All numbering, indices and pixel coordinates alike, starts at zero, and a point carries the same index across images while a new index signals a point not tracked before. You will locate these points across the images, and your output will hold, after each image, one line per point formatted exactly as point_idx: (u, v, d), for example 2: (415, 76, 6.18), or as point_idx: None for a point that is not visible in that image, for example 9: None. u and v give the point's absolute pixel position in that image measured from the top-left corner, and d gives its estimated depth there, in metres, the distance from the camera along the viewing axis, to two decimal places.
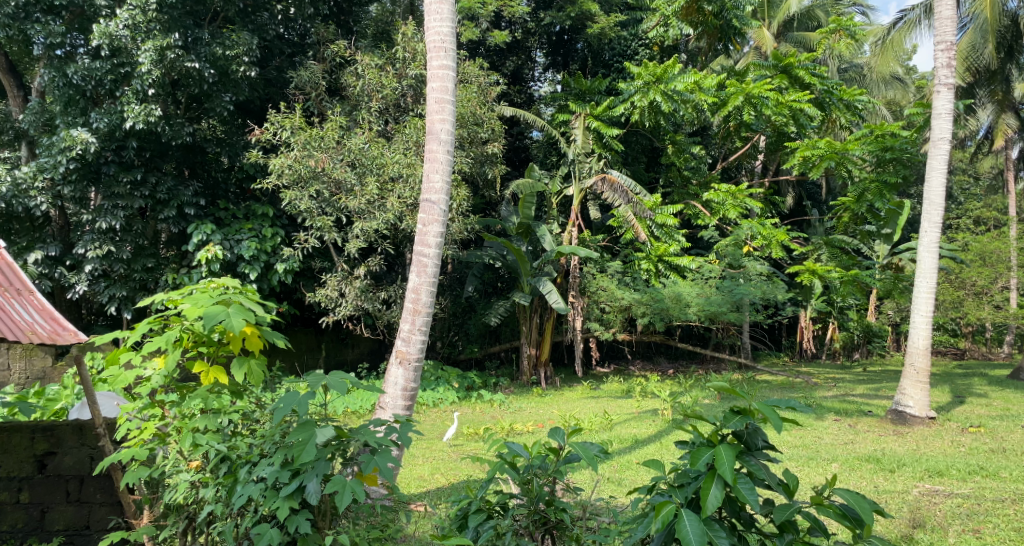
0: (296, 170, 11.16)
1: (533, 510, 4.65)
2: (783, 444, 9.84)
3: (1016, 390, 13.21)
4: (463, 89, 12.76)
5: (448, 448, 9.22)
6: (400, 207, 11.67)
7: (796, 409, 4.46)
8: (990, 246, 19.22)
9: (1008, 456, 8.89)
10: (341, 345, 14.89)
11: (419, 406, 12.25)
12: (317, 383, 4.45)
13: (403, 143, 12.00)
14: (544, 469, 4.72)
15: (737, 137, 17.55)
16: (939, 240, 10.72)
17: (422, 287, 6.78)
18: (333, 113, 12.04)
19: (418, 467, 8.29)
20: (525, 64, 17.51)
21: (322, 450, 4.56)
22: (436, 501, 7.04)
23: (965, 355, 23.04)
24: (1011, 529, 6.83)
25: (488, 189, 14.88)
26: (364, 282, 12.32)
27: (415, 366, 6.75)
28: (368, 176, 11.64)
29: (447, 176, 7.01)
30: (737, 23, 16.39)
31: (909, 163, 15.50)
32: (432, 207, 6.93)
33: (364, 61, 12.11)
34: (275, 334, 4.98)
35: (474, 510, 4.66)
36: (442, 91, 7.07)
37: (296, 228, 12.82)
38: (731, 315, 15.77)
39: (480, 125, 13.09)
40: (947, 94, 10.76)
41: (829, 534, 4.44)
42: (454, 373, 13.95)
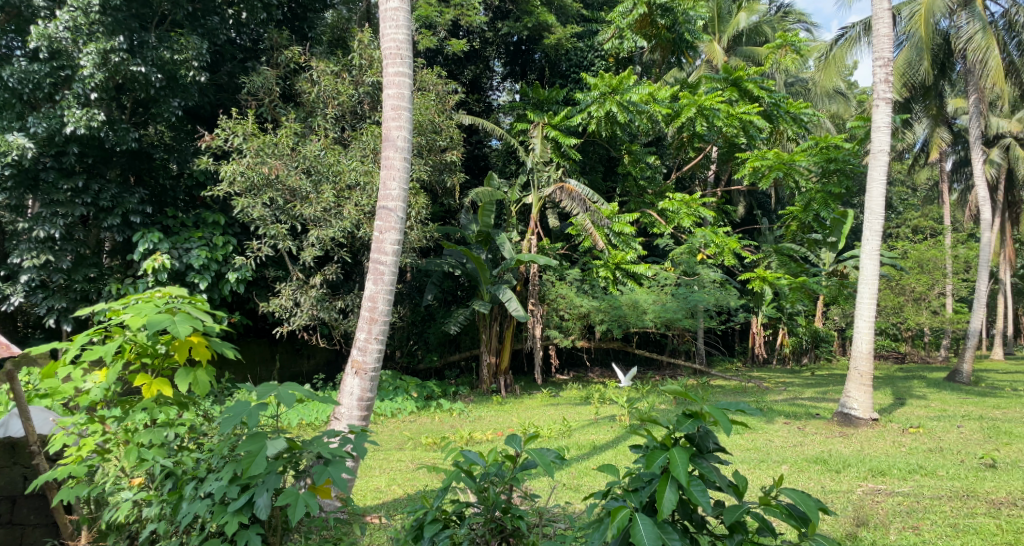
0: (248, 177, 11.14)
1: (490, 519, 4.78)
2: (735, 446, 10.10)
3: (953, 391, 13.80)
4: (421, 97, 12.87)
5: (405, 458, 9.28)
6: (357, 215, 11.70)
7: (745, 412, 4.65)
8: (928, 254, 20.01)
9: (945, 455, 9.30)
10: (297, 356, 14.94)
11: (376, 417, 12.25)
12: (268, 394, 4.51)
13: (360, 150, 12.07)
14: (501, 477, 4.84)
15: (691, 148, 17.94)
16: (880, 248, 11.14)
17: (379, 295, 6.84)
18: (288, 119, 12.04)
19: (375, 479, 8.34)
20: (483, 74, 17.62)
21: (273, 463, 4.62)
22: (391, 512, 7.10)
23: (906, 358, 23.91)
24: (947, 525, 7.15)
25: (447, 197, 15.01)
26: (320, 291, 12.31)
27: (372, 376, 6.79)
28: (324, 184, 11.65)
29: (404, 184, 7.08)
30: (689, 36, 16.83)
31: (853, 174, 16.04)
32: (389, 214, 6.98)
33: (319, 67, 12.16)
34: (222, 344, 5.04)
35: (430, 520, 4.73)
36: (398, 98, 7.17)
37: (249, 236, 12.78)
38: (687, 321, 16.09)
39: (438, 133, 13.17)
40: (885, 108, 11.26)
41: (777, 533, 4.65)
42: (413, 382, 13.97)
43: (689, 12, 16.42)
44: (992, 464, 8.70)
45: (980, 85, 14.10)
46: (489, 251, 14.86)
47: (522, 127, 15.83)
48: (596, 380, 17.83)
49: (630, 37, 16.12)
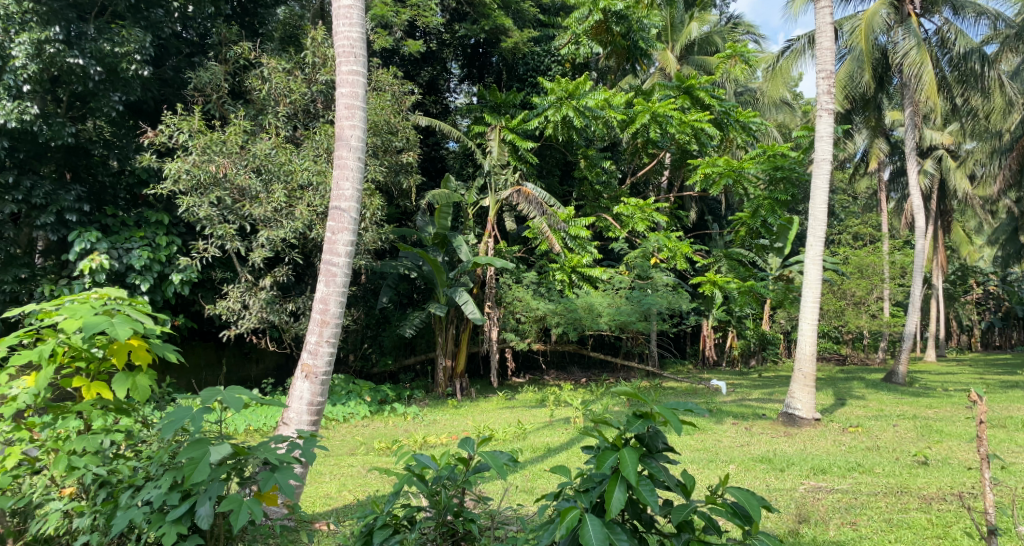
0: (194, 175, 10.91)
1: (441, 522, 4.88)
2: (685, 447, 10.36)
3: (890, 392, 14.37)
4: (377, 97, 12.89)
5: (355, 463, 9.32)
6: (309, 215, 11.70)
7: (692, 412, 4.83)
8: (867, 260, 20.72)
9: (881, 453, 9.70)
10: (245, 360, 14.90)
11: (328, 422, 12.22)
12: (213, 399, 4.57)
13: (313, 149, 12.09)
14: (453, 479, 4.94)
15: (644, 154, 18.23)
16: (823, 253, 11.54)
17: (331, 296, 6.87)
18: (237, 117, 11.94)
19: (325, 485, 8.36)
20: (440, 75, 17.66)
21: (217, 470, 4.63)
22: (340, 518, 7.14)
23: (846, 360, 24.81)
24: (882, 519, 7.45)
25: (403, 199, 15.07)
26: (270, 293, 12.23)
27: (322, 380, 6.83)
28: (274, 184, 11.60)
29: (358, 184, 7.12)
30: (643, 44, 17.19)
31: (798, 182, 16.55)
32: (342, 215, 7.02)
33: (270, 64, 12.10)
34: (163, 348, 5.06)
35: (381, 526, 4.84)
36: (352, 97, 7.21)
37: (194, 236, 12.65)
38: (640, 324, 16.40)
39: (394, 134, 13.20)
40: (828, 119, 11.68)
41: (722, 531, 4.84)
42: (366, 387, 13.97)
43: (643, 20, 16.75)
44: (924, 461, 9.11)
45: (915, 98, 14.72)
46: (445, 254, 14.93)
47: (479, 130, 15.91)
48: (551, 382, 18.04)
49: (586, 44, 16.54)
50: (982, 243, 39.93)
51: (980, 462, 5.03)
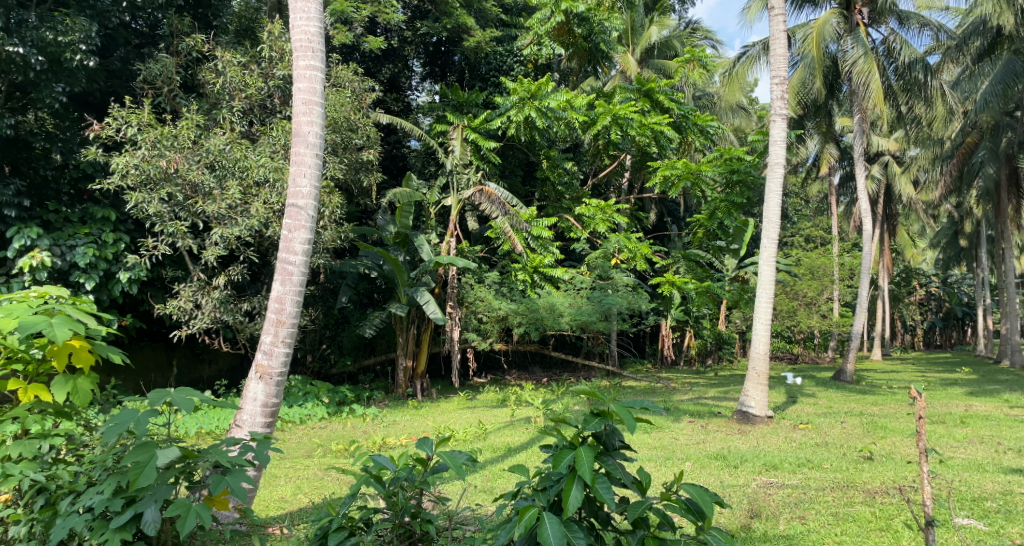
0: (143, 170, 10.83)
1: (398, 524, 4.91)
2: (643, 445, 10.54)
3: (839, 389, 14.81)
4: (336, 94, 12.86)
5: (312, 465, 9.32)
6: (266, 212, 11.62)
7: (648, 409, 4.94)
8: (818, 261, 21.27)
9: (830, 449, 10.00)
10: (197, 361, 14.72)
11: (284, 423, 12.14)
12: (160, 401, 4.54)
13: (269, 145, 12.01)
14: (411, 481, 4.98)
15: (606, 155, 18.43)
16: (776, 254, 11.86)
17: (287, 295, 6.84)
18: (189, 111, 11.78)
19: (280, 488, 8.33)
20: (401, 73, 17.60)
21: (164, 474, 4.62)
22: (295, 522, 7.11)
23: (798, 359, 25.43)
24: (830, 513, 7.69)
25: (363, 197, 15.07)
26: (223, 292, 12.11)
27: (277, 381, 6.80)
28: (229, 180, 11.51)
29: (315, 181, 7.09)
30: (604, 47, 17.42)
31: (754, 185, 16.92)
32: (299, 212, 6.98)
33: (224, 57, 12.00)
34: (108, 349, 4.95)
35: (337, 528, 4.88)
36: (309, 93, 7.16)
37: (143, 233, 12.42)
38: (600, 324, 16.60)
39: (354, 131, 13.16)
40: (781, 124, 12.00)
41: (676, 527, 4.96)
42: (324, 388, 13.90)
43: (605, 23, 17.03)
44: (869, 457, 9.43)
45: (863, 105, 15.17)
46: (407, 253, 14.91)
47: (441, 129, 15.89)
48: (513, 382, 18.15)
49: (548, 45, 16.60)
50: (925, 245, 41.39)
51: (919, 456, 5.17)
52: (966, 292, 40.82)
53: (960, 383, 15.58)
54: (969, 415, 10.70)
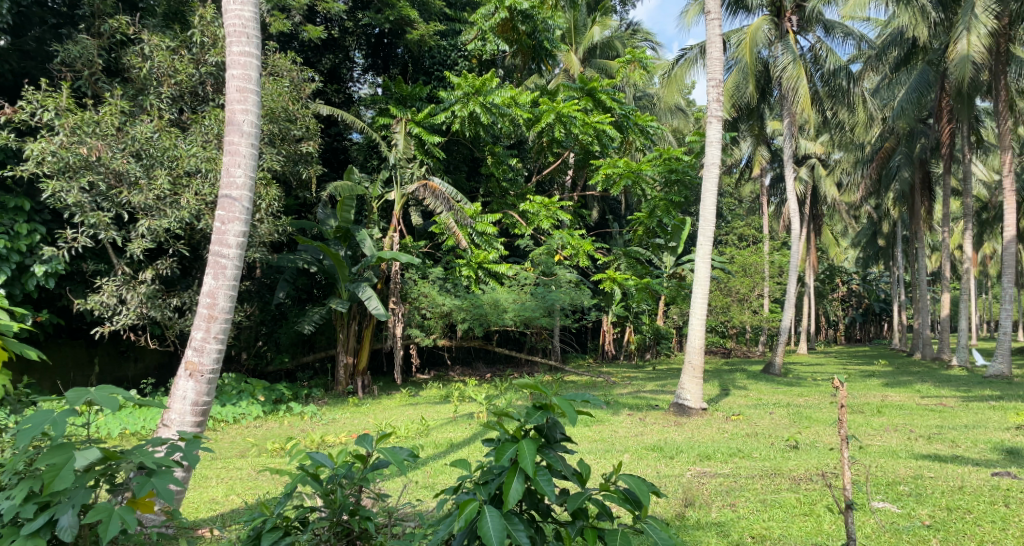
0: (61, 158, 10.41)
1: (336, 522, 5.01)
2: (583, 438, 10.76)
3: (768, 382, 15.40)
4: (274, 83, 12.70)
5: (245, 465, 9.26)
6: (197, 204, 11.39)
7: (589, 402, 5.12)
8: (751, 260, 22.12)
9: (760, 439, 10.43)
10: (122, 359, 14.39)
11: (217, 423, 11.99)
12: (79, 401, 4.51)
13: (201, 134, 11.79)
14: (350, 478, 5.08)
15: (549, 152, 18.64)
16: (711, 251, 12.25)
17: (220, 291, 6.66)
18: (112, 96, 11.40)
19: (210, 490, 8.29)
20: (342, 63, 17.44)
21: (83, 477, 4.59)
22: (225, 523, 7.08)
23: (731, 353, 26.20)
24: (758, 500, 8.04)
25: (302, 189, 14.93)
26: (151, 287, 11.87)
27: (208, 379, 6.63)
28: (156, 169, 11.26)
29: (250, 172, 6.88)
30: (548, 45, 17.72)
31: (691, 184, 17.47)
32: (233, 204, 6.77)
33: (152, 41, 11.69)
34: (23, 346, 4.88)
35: (271, 528, 4.95)
36: (244, 80, 6.91)
37: (61, 225, 12.00)
38: (543, 319, 16.85)
39: (293, 122, 13.03)
40: (717, 125, 12.38)
41: (614, 516, 5.15)
42: (260, 386, 13.67)
43: (548, 21, 17.27)
44: (795, 446, 9.86)
45: (792, 109, 15.68)
46: (348, 248, 14.83)
47: (384, 122, 15.79)
48: (456, 379, 18.23)
49: (493, 40, 16.51)
50: (846, 245, 43.21)
51: (840, 442, 5.42)
52: (885, 288, 42.76)
53: (878, 376, 16.42)
54: (885, 405, 11.30)
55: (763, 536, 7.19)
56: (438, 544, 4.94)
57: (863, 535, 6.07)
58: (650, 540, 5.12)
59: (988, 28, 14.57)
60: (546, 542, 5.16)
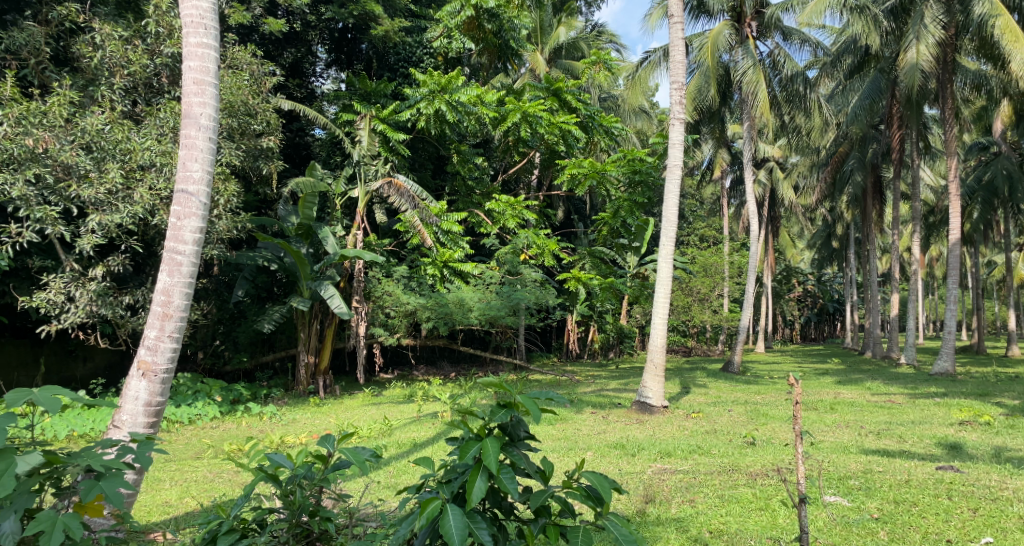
0: (7, 149, 10.03)
1: (295, 523, 5.03)
2: (547, 436, 10.87)
3: (727, 380, 15.70)
4: (233, 76, 12.56)
5: (201, 467, 9.18)
6: (151, 199, 11.15)
7: (553, 400, 5.19)
8: (711, 260, 22.58)
9: (718, 436, 10.64)
10: (69, 358, 14.11)
11: (172, 424, 11.84)
12: (21, 402, 4.48)
13: (156, 127, 11.63)
14: (310, 478, 5.10)
15: (515, 152, 18.74)
16: (674, 251, 12.45)
17: (175, 288, 6.44)
18: (61, 86, 11.11)
19: (164, 492, 8.20)
20: (305, 58, 17.31)
21: (26, 480, 4.57)
22: (178, 527, 7.00)
23: (692, 351, 26.60)
24: (716, 496, 8.22)
25: (262, 185, 14.79)
26: (101, 284, 11.61)
27: (162, 379, 6.42)
28: (108, 162, 10.95)
29: (208, 166, 6.67)
30: (514, 44, 17.84)
31: (654, 186, 17.76)
32: (189, 199, 6.56)
33: (104, 30, 11.43)
34: None
35: (227, 530, 4.95)
36: (201, 72, 6.68)
37: (6, 221, 11.72)
38: (508, 318, 16.90)
39: (253, 116, 12.91)
40: (679, 127, 12.62)
41: (576, 513, 5.24)
42: (217, 386, 13.50)
43: (514, 21, 17.39)
44: (752, 442, 10.10)
45: (752, 113, 15.92)
46: (310, 246, 14.73)
47: (348, 118, 15.69)
48: (420, 378, 18.23)
49: (458, 38, 16.62)
50: (803, 245, 44.17)
51: (795, 439, 5.43)
52: (839, 288, 43.84)
53: (832, 373, 16.84)
54: (838, 402, 11.61)
55: (721, 531, 7.36)
56: (400, 543, 5.00)
57: (816, 529, 6.25)
58: (612, 537, 5.21)
59: (937, 38, 15.01)
60: (508, 539, 5.23)
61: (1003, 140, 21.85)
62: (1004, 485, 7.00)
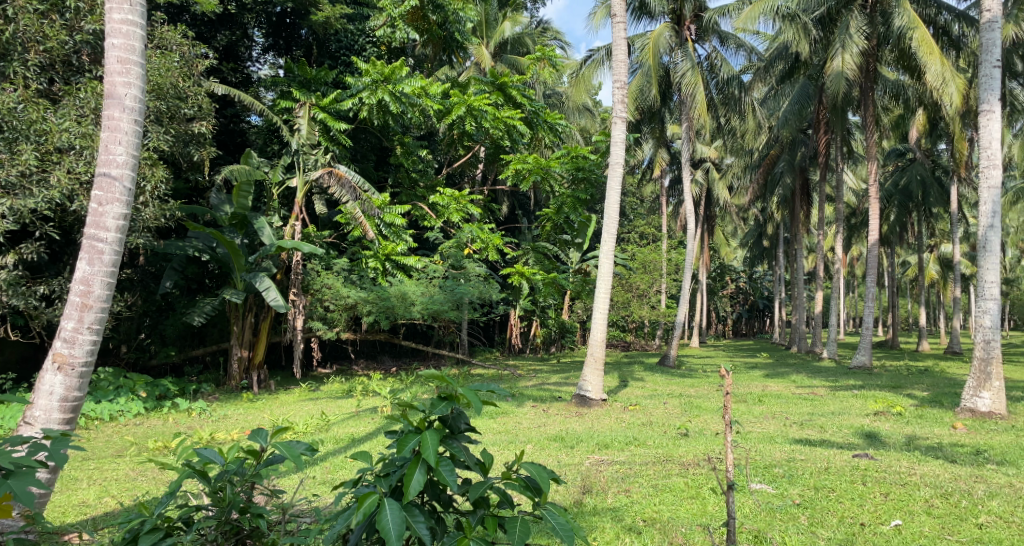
0: None
1: (223, 521, 5.03)
2: (488, 430, 10.99)
3: (663, 373, 16.10)
4: (161, 57, 12.29)
5: (122, 466, 8.99)
6: (69, 183, 10.73)
7: (493, 392, 5.28)
8: (650, 257, 23.10)
9: (653, 428, 10.94)
10: None
11: (91, 421, 11.49)
12: None
13: (76, 108, 11.14)
14: (241, 475, 5.11)
15: (460, 145, 18.78)
16: (615, 248, 12.68)
17: (95, 277, 6.32)
18: None
19: (80, 493, 8.03)
20: (241, 42, 16.84)
21: None
22: (96, 528, 6.85)
23: (630, 346, 27.13)
24: (651, 485, 8.47)
25: (193, 172, 14.43)
26: (14, 273, 11.19)
27: (79, 372, 6.30)
28: (21, 144, 10.50)
29: (132, 150, 6.53)
30: (458, 36, 17.82)
31: (597, 183, 18.06)
32: (111, 183, 6.41)
33: (18, 3, 10.91)
34: None
35: (150, 530, 4.93)
36: (125, 50, 6.51)
37: None
38: (451, 313, 16.99)
39: (183, 100, 12.62)
40: (622, 126, 12.95)
41: (515, 504, 5.35)
42: (141, 381, 13.11)
43: (460, 13, 17.35)
44: (685, 433, 10.42)
45: (690, 114, 16.36)
46: (245, 236, 14.51)
47: (287, 105, 15.45)
48: (360, 373, 18.13)
49: (402, 28, 16.45)
50: (736, 243, 45.43)
51: (725, 429, 5.54)
52: (768, 286, 45.45)
53: (762, 367, 17.45)
54: (766, 394, 12.07)
55: (654, 519, 7.61)
56: (336, 538, 5.06)
57: (742, 514, 6.54)
58: (549, 526, 5.36)
59: (859, 48, 15.66)
60: (447, 532, 5.33)
61: (919, 147, 22.97)
62: (913, 470, 7.46)
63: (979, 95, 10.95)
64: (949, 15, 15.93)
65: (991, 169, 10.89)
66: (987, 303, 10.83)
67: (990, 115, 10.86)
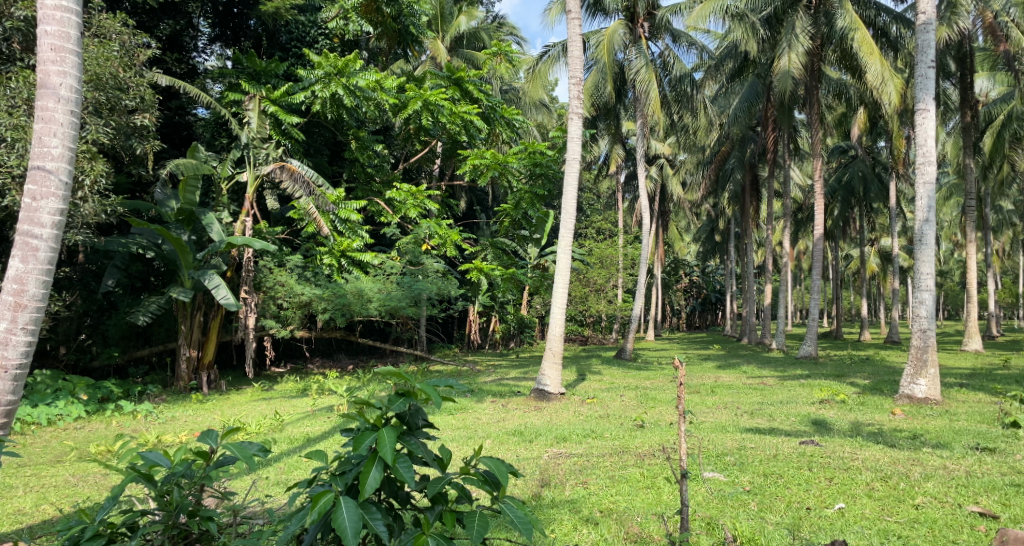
0: None
1: (170, 526, 4.94)
2: (446, 426, 10.95)
3: (620, 366, 16.26)
4: (100, 46, 11.95)
5: (60, 472, 8.76)
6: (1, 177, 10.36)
7: (451, 387, 5.24)
8: (607, 251, 23.30)
9: (609, 420, 11.05)
10: None
11: (27, 426, 11.18)
12: None
13: (8, 99, 10.79)
14: (188, 478, 5.01)
15: (416, 140, 18.64)
16: (571, 242, 12.79)
17: (30, 275, 6.15)
18: None
19: (15, 500, 7.81)
20: (185, 31, 16.29)
21: None
22: (32, 536, 6.67)
23: (588, 340, 27.37)
24: (607, 476, 8.54)
25: (136, 166, 14.07)
26: None
27: (14, 375, 6.11)
28: None
29: (68, 142, 6.35)
30: (414, 30, 17.69)
31: (554, 179, 18.13)
32: (46, 177, 6.24)
33: None
34: None
35: (91, 537, 4.82)
36: (60, 38, 6.31)
37: None
38: (409, 309, 16.93)
39: (123, 91, 12.30)
40: (577, 121, 12.95)
41: (473, 498, 5.33)
42: (83, 383, 12.79)
43: (413, 6, 17.25)
44: (641, 425, 10.54)
45: (644, 111, 16.55)
46: (194, 233, 14.21)
47: (236, 98, 15.16)
48: (315, 371, 17.96)
49: (354, 20, 16.90)
50: (690, 240, 46.15)
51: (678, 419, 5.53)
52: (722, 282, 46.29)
53: (715, 359, 17.73)
54: (718, 385, 12.25)
55: (610, 509, 7.67)
56: (290, 538, 4.99)
57: (695, 502, 6.63)
58: (507, 519, 5.35)
59: (804, 47, 15.96)
60: (404, 529, 5.30)
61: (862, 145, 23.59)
62: (856, 455, 7.65)
63: (915, 94, 11.22)
64: (888, 16, 16.34)
65: (927, 165, 11.19)
66: (924, 294, 11.13)
67: (926, 113, 11.14)
